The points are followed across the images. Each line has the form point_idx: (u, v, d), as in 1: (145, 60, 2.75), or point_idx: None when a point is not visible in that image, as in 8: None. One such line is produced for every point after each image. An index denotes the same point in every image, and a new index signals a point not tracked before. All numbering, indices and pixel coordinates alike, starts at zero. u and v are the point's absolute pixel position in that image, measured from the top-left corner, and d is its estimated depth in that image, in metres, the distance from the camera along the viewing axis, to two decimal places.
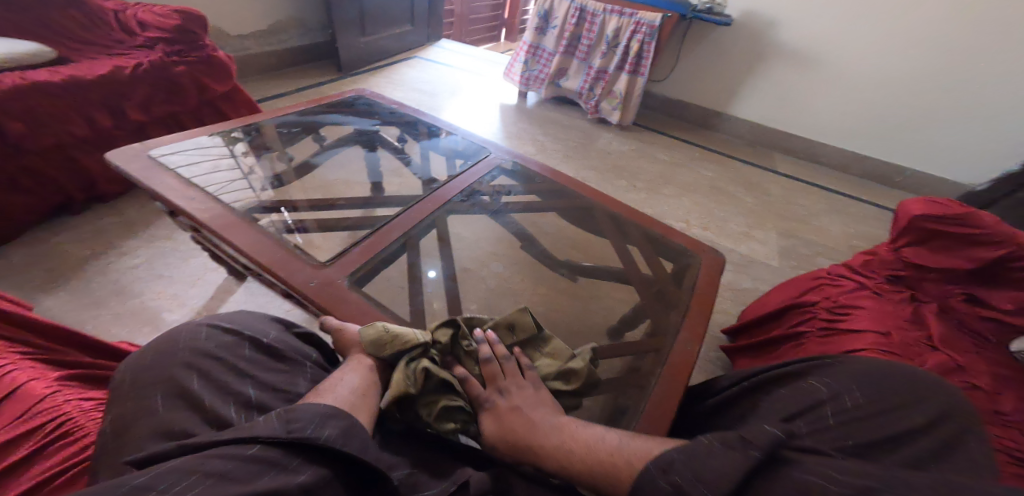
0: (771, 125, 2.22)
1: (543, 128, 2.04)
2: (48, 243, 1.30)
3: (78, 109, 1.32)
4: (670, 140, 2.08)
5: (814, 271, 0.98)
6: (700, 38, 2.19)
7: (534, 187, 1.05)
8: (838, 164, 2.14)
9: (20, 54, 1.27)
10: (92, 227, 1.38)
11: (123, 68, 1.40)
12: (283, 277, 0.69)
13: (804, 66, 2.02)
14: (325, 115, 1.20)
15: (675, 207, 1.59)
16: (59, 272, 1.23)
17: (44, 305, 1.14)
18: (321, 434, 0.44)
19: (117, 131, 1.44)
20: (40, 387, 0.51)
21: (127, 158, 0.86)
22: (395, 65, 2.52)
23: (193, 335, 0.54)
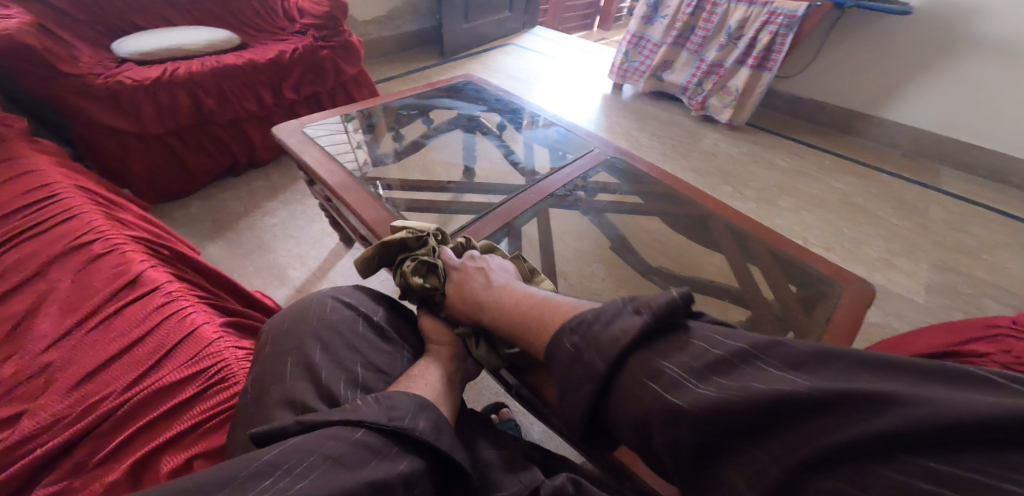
0: (939, 132, 1.86)
1: (639, 123, 1.94)
2: (214, 198, 1.54)
3: (251, 88, 1.51)
4: (791, 144, 1.85)
5: (993, 318, 0.78)
6: (858, 26, 1.89)
7: (640, 188, 0.99)
8: (1019, 187, 1.74)
9: (217, 42, 1.50)
10: (247, 187, 1.61)
11: (283, 52, 1.57)
12: (401, 254, 0.74)
13: (997, 63, 1.66)
14: (437, 99, 1.25)
15: (793, 220, 1.42)
16: (226, 226, 1.45)
17: (209, 251, 1.35)
18: (417, 426, 0.46)
19: (275, 107, 1.63)
20: (208, 332, 0.64)
21: (287, 133, 0.98)
22: (490, 51, 2.56)
23: (319, 308, 0.59)
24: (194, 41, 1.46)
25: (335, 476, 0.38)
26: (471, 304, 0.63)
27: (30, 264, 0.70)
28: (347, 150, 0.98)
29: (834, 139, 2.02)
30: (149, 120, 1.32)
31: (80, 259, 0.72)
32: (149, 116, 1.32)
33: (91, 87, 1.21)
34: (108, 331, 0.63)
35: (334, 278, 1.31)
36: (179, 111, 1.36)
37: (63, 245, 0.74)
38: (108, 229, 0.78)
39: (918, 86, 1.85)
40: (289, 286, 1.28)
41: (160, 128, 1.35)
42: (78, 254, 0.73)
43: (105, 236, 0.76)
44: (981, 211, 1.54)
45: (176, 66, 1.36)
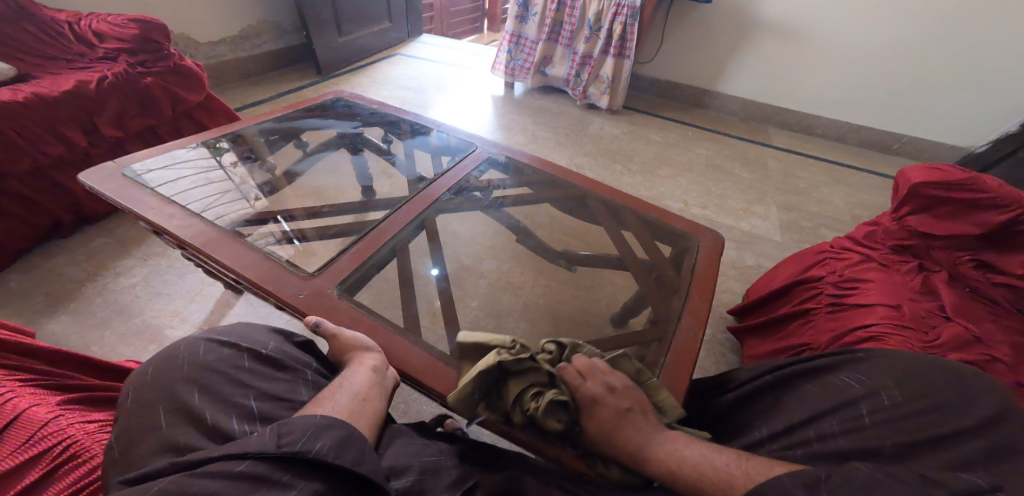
0: (761, 101, 2.20)
1: (534, 117, 2.01)
2: (45, 266, 1.29)
3: (50, 129, 1.27)
4: (661, 121, 2.06)
5: (818, 246, 0.98)
6: (684, 14, 2.14)
7: (524, 179, 1.02)
8: (833, 135, 2.13)
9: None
10: (87, 248, 1.36)
11: (86, 82, 1.34)
12: (271, 293, 0.67)
13: (788, 39, 1.99)
14: (305, 119, 1.16)
15: (672, 187, 1.58)
16: (63, 295, 1.21)
17: (50, 328, 1.12)
18: (313, 448, 0.42)
19: (93, 148, 1.40)
20: (43, 411, 0.51)
21: (101, 179, 0.83)
22: (377, 64, 2.47)
23: (193, 349, 0.51)
24: None
25: None
26: (631, 453, 0.52)
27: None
28: (231, 187, 0.94)
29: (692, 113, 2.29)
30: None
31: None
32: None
33: None
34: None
35: None
36: None
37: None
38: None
39: (735, 64, 2.16)
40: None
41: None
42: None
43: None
44: (809, 158, 1.85)
45: None
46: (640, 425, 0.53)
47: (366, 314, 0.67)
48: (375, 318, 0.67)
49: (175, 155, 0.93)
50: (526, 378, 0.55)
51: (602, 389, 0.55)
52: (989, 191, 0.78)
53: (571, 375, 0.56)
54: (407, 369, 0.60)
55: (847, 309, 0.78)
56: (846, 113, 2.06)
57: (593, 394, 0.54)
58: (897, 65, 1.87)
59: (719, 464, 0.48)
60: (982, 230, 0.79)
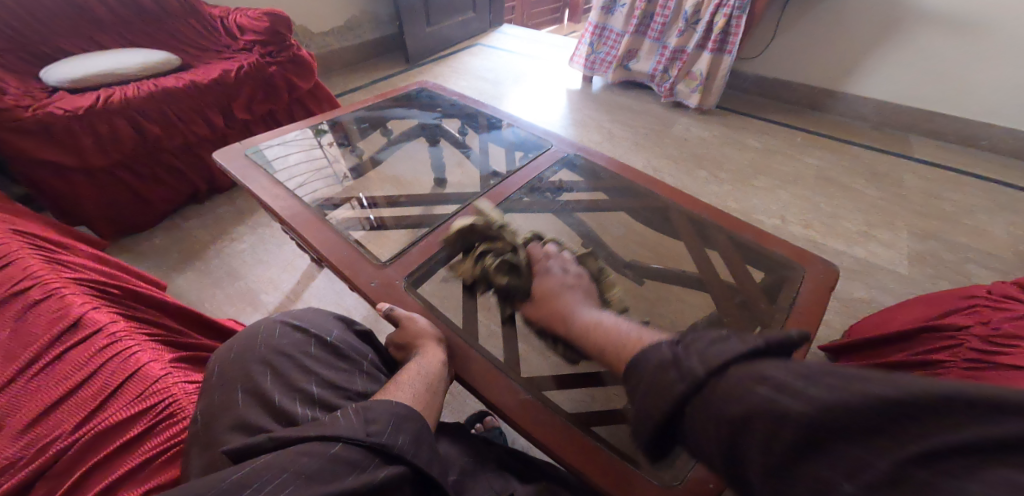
0: (901, 103, 1.86)
1: (612, 114, 1.91)
2: (178, 228, 1.50)
3: (199, 113, 1.47)
4: (763, 123, 1.83)
5: (966, 289, 0.77)
6: (805, 7, 1.88)
7: (599, 184, 0.94)
8: (993, 149, 1.74)
9: (153, 64, 1.45)
10: (211, 214, 1.56)
11: (228, 71, 1.51)
12: (347, 278, 0.70)
13: (949, 31, 1.65)
14: (391, 109, 1.19)
15: (771, 199, 1.40)
16: (191, 254, 1.41)
17: (178, 282, 1.31)
18: (397, 442, 0.42)
19: (229, 129, 1.58)
20: (155, 369, 0.57)
21: (230, 158, 0.94)
22: (457, 54, 2.51)
23: (269, 332, 0.55)
24: (127, 64, 1.40)
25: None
26: (564, 319, 0.58)
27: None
28: (327, 165, 1.04)
29: (804, 115, 2.02)
30: (93, 152, 1.27)
31: (16, 304, 0.64)
32: (91, 147, 1.26)
33: (21, 121, 1.15)
34: (48, 377, 0.56)
35: (307, 300, 1.27)
36: (122, 138, 1.31)
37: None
38: (43, 270, 0.69)
39: (878, 62, 1.84)
40: (262, 311, 1.24)
41: (104, 159, 1.30)
42: (13, 297, 0.64)
43: (38, 275, 0.67)
44: (956, 174, 1.53)
45: (114, 91, 1.32)
46: (576, 301, 0.60)
47: (430, 309, 0.67)
48: (436, 314, 0.66)
49: (284, 140, 1.02)
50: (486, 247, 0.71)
51: (555, 267, 0.66)
52: None
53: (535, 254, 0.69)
54: (462, 372, 0.59)
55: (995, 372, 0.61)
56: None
57: (547, 269, 0.66)
58: None
59: (633, 329, 0.51)
60: None
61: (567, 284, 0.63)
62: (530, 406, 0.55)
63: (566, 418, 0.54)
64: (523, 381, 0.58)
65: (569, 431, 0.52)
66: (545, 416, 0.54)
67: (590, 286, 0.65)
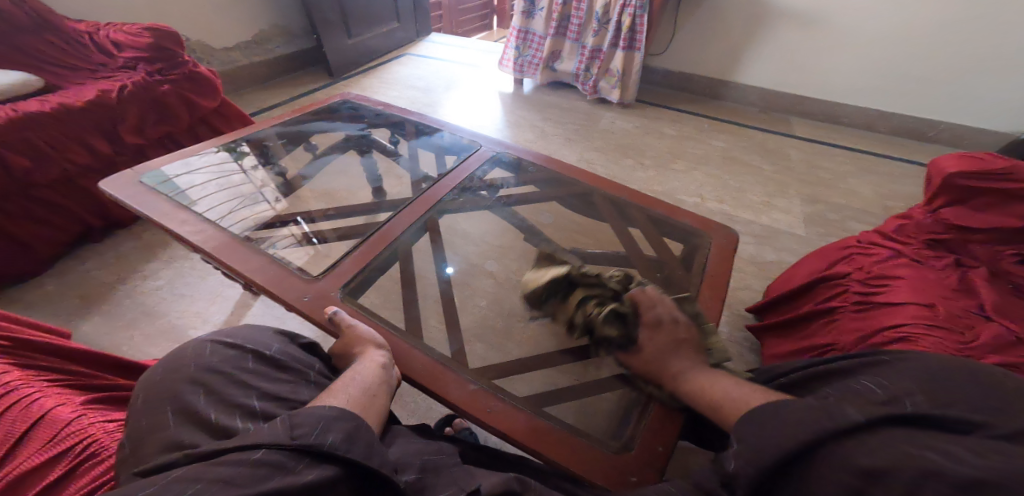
0: (782, 89, 2.12)
1: (543, 113, 1.99)
2: (77, 271, 1.34)
3: (76, 138, 1.31)
4: (675, 114, 2.01)
5: (842, 242, 0.94)
6: (696, 5, 2.09)
7: (527, 177, 1.01)
8: (860, 123, 2.04)
9: (11, 87, 1.28)
10: (117, 251, 1.41)
11: (107, 92, 1.37)
12: (277, 296, 0.68)
13: (806, 28, 1.92)
14: (311, 123, 1.16)
15: (688, 181, 1.54)
16: (96, 297, 1.26)
17: (83, 329, 1.17)
18: (325, 440, 0.41)
19: (118, 157, 1.44)
20: (66, 411, 0.52)
21: (120, 186, 0.85)
22: (387, 64, 2.48)
23: (199, 351, 0.52)
24: None
25: None
26: (672, 372, 0.55)
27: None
28: (248, 190, 0.97)
29: (710, 105, 2.22)
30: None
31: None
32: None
33: None
34: None
35: None
36: None
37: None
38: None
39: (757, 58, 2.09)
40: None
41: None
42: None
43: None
44: (834, 148, 1.78)
45: None
46: (689, 361, 0.56)
47: (369, 317, 0.67)
48: (376, 321, 0.66)
49: (188, 161, 0.95)
50: (591, 288, 0.63)
51: (666, 314, 0.60)
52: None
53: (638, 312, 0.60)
54: (409, 372, 0.59)
55: (875, 308, 0.74)
56: (882, 99, 1.95)
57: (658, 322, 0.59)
58: (935, 48, 1.77)
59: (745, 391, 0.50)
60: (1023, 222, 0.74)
61: (679, 340, 0.58)
62: (479, 395, 0.57)
63: (518, 404, 0.57)
64: (471, 373, 0.61)
65: (519, 414, 0.55)
66: (497, 403, 0.56)
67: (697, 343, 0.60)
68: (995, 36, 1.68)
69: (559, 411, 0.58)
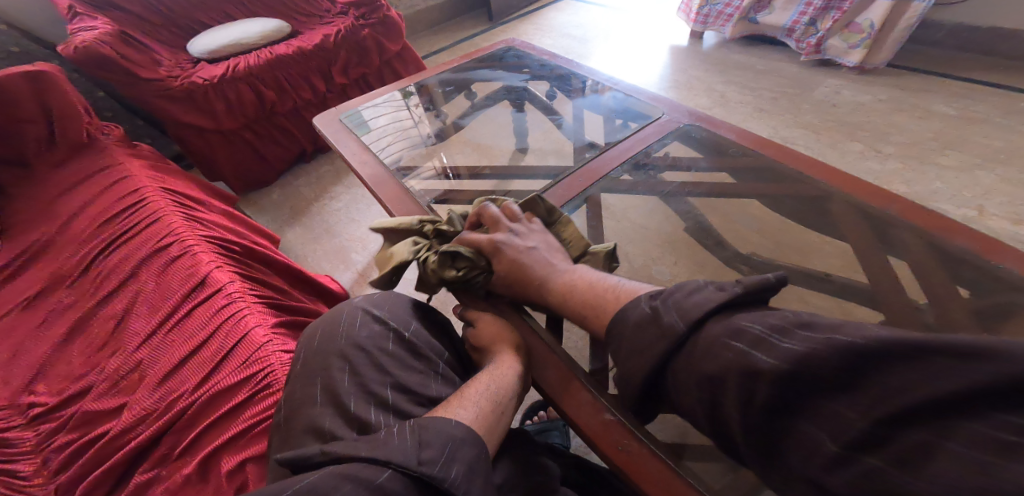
0: None
1: (725, 75, 1.63)
2: (291, 185, 1.64)
3: (304, 77, 1.53)
4: (942, 87, 1.43)
5: None
6: None
7: (725, 162, 0.79)
8: None
9: (270, 34, 1.53)
10: (319, 173, 1.67)
11: (327, 36, 1.54)
12: (427, 258, 0.67)
13: None
14: (476, 71, 1.13)
15: (945, 187, 1.10)
16: (300, 210, 1.53)
17: (288, 236, 1.44)
18: (449, 475, 0.38)
19: (328, 93, 1.64)
20: (260, 336, 0.68)
21: (326, 122, 0.96)
22: (543, 11, 2.32)
23: (350, 322, 0.54)
24: (249, 34, 1.50)
25: None
26: (540, 282, 0.58)
27: (126, 268, 0.84)
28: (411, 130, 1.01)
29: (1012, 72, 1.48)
30: (226, 116, 1.43)
31: (162, 258, 0.84)
32: (226, 114, 1.43)
33: (172, 90, 1.32)
34: (181, 332, 0.72)
35: None
36: (246, 106, 1.45)
37: (147, 248, 0.86)
38: (184, 230, 0.89)
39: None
40: (352, 270, 1.30)
41: (234, 123, 1.46)
42: (158, 255, 0.85)
43: (180, 238, 0.87)
44: None
45: (240, 61, 1.43)
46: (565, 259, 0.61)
47: (519, 311, 0.61)
48: (517, 312, 0.61)
49: (374, 103, 1.02)
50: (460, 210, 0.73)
51: (526, 232, 0.64)
52: None
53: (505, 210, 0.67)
54: (542, 382, 0.54)
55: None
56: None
57: (515, 241, 0.62)
58: None
59: (607, 283, 0.52)
60: None
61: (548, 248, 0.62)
62: (614, 427, 0.48)
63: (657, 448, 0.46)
64: (608, 398, 0.51)
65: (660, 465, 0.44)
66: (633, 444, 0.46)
67: (556, 247, 0.64)
68: None
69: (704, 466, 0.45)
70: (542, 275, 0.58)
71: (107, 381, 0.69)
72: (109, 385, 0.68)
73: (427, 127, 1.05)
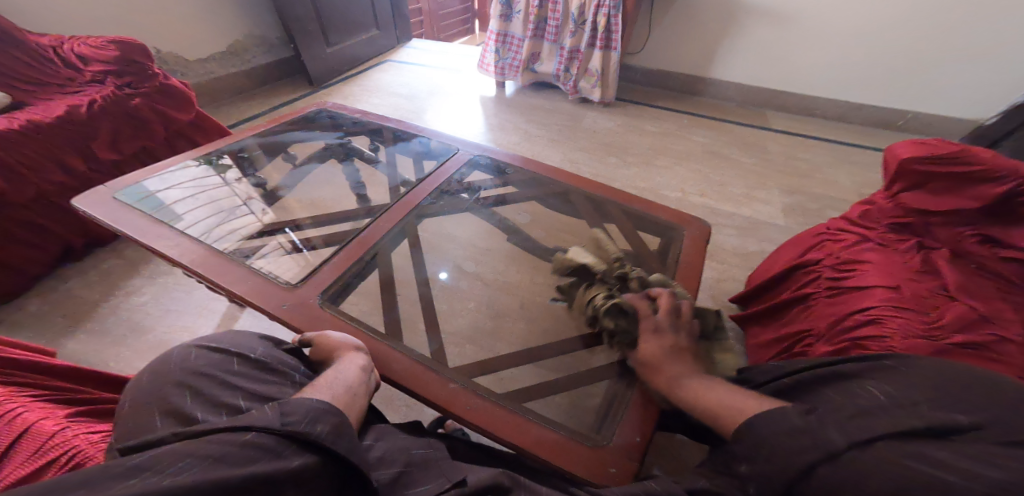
0: (761, 85, 2.08)
1: (526, 115, 2.00)
2: (58, 290, 1.30)
3: (51, 158, 1.28)
4: (657, 112, 2.02)
5: (814, 229, 0.96)
6: (668, 5, 2.04)
7: (506, 179, 1.01)
8: (834, 115, 2.02)
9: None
10: (99, 270, 1.36)
11: (77, 107, 1.33)
12: (255, 307, 0.67)
13: (778, 22, 1.88)
14: (286, 133, 1.15)
15: (671, 177, 1.56)
16: (81, 315, 1.22)
17: (68, 348, 1.13)
18: (315, 430, 0.42)
19: (94, 173, 1.40)
20: (49, 424, 0.51)
21: (94, 204, 0.84)
22: (368, 72, 2.47)
23: (182, 358, 0.52)
24: None
25: (217, 473, 0.33)
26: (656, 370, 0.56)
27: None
28: (235, 203, 0.96)
29: (686, 102, 2.17)
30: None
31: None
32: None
33: None
34: None
35: None
36: None
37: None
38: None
39: (729, 51, 2.04)
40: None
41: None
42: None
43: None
44: (812, 140, 1.81)
45: None
46: (683, 366, 0.56)
47: (346, 319, 0.67)
48: (356, 325, 0.66)
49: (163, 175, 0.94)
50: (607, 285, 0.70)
51: (667, 324, 0.60)
52: (983, 164, 0.76)
53: (660, 302, 0.63)
54: (391, 375, 0.59)
55: (844, 293, 0.76)
56: (860, 93, 1.93)
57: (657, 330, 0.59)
58: (904, 36, 1.74)
59: (733, 400, 0.50)
60: (984, 204, 0.75)
61: (680, 347, 0.58)
62: (458, 394, 0.57)
63: (497, 401, 0.57)
64: (451, 371, 0.61)
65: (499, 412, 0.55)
66: (477, 402, 0.56)
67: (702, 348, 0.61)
68: (968, 22, 1.64)
69: (538, 405, 0.58)
70: (662, 374, 0.55)
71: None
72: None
73: (257, 198, 1.01)
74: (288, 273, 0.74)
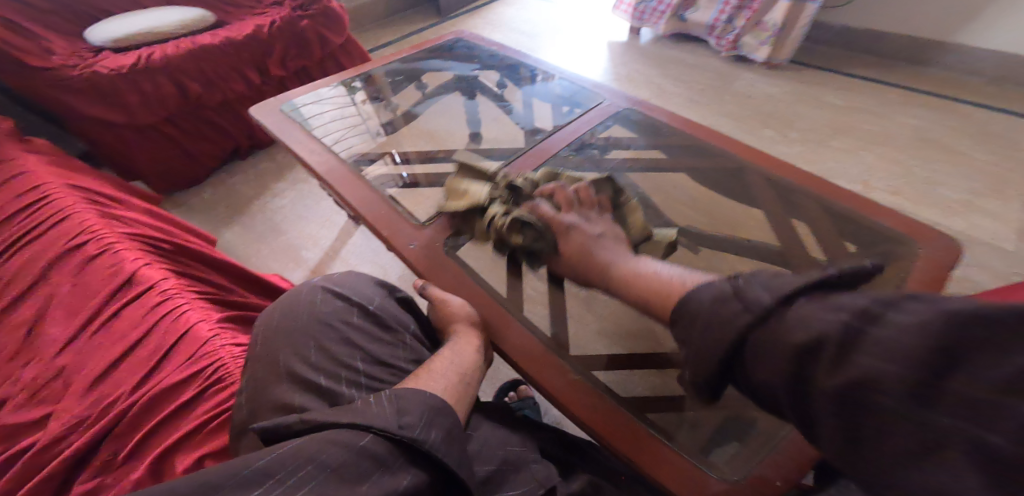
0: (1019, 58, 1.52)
1: (664, 68, 1.76)
2: (225, 184, 1.51)
3: (236, 68, 1.42)
4: (842, 79, 1.64)
5: None
6: None
7: (660, 141, 0.86)
8: None
9: (190, 22, 1.40)
10: (255, 171, 1.56)
11: (260, 27, 1.45)
12: (386, 239, 0.68)
13: None
14: (426, 61, 1.13)
15: (844, 163, 1.28)
16: (237, 209, 1.42)
17: (226, 237, 1.33)
18: (429, 437, 0.38)
19: (264, 86, 1.54)
20: (204, 330, 0.58)
21: (266, 112, 0.92)
22: (500, 4, 2.35)
23: (310, 299, 0.53)
24: (166, 23, 1.36)
25: None
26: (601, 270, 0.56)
27: (34, 268, 0.67)
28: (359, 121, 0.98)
29: (897, 70, 1.70)
30: (137, 109, 1.27)
31: (75, 259, 0.67)
32: (139, 106, 1.27)
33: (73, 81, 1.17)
34: (106, 334, 0.59)
35: (346, 258, 1.25)
36: (164, 97, 1.30)
37: (57, 246, 0.70)
38: (102, 227, 0.72)
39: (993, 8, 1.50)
40: (304, 267, 1.23)
41: (148, 117, 1.31)
42: (74, 253, 0.68)
43: (98, 234, 0.70)
44: None
45: (155, 50, 1.28)
46: (616, 252, 0.57)
47: (467, 270, 0.65)
48: (483, 287, 0.63)
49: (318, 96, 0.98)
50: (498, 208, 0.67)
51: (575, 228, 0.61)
52: None
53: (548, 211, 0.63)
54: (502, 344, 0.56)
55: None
56: None
57: (568, 225, 0.61)
58: None
59: (673, 272, 0.49)
60: None
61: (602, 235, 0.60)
62: (578, 387, 0.51)
63: (620, 403, 0.49)
64: (569, 358, 0.54)
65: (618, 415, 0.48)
66: (596, 400, 0.49)
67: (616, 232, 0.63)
68: None
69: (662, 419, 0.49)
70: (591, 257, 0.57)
71: (21, 395, 0.55)
72: (29, 396, 0.55)
73: (377, 119, 1.02)
74: (417, 209, 0.74)
